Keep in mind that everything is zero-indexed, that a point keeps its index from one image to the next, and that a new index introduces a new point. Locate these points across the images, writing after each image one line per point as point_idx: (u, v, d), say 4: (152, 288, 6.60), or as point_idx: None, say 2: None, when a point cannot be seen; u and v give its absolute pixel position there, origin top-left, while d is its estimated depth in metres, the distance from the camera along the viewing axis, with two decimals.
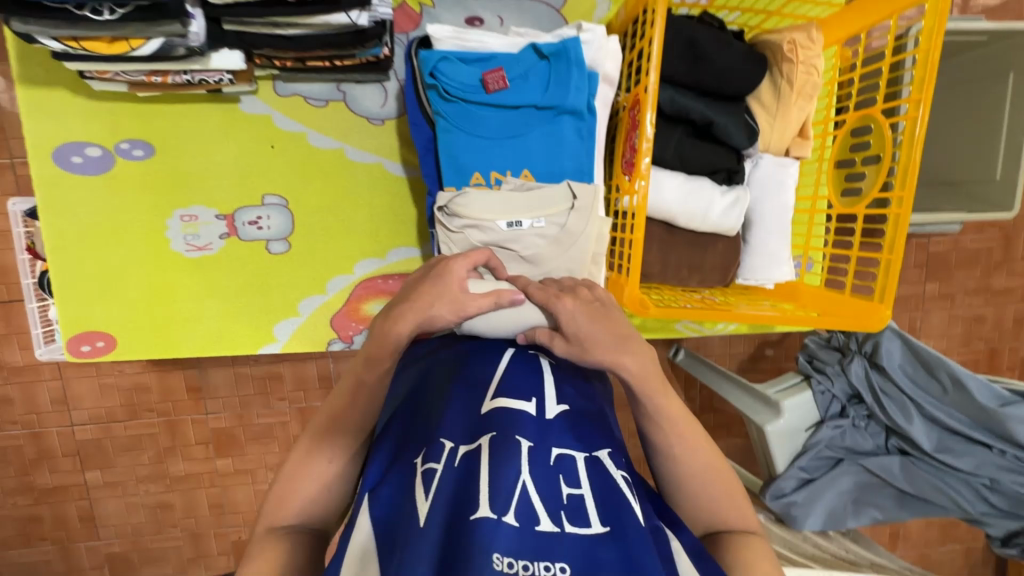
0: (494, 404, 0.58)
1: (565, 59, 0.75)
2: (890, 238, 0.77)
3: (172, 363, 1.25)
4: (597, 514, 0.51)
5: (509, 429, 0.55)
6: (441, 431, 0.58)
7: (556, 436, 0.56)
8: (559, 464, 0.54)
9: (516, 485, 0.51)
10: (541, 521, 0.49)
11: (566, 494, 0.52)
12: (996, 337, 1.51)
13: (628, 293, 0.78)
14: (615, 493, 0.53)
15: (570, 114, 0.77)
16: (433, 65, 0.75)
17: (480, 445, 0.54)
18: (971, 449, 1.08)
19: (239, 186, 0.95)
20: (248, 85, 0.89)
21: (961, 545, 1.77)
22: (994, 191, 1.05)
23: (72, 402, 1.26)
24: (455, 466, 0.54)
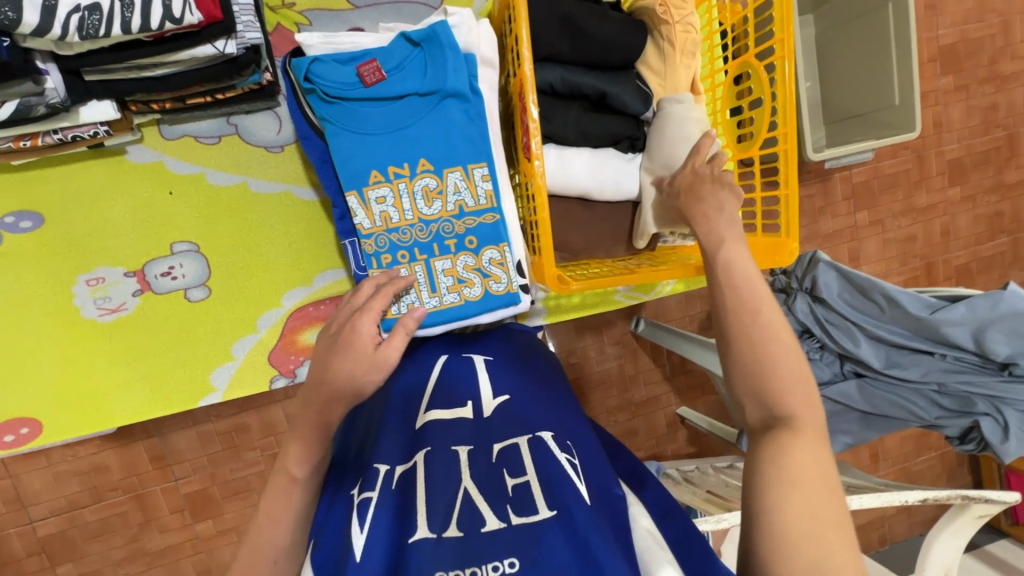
0: (427, 418, 0.60)
1: (437, 44, 0.74)
2: (784, 173, 0.80)
3: (130, 436, 1.19)
4: (543, 499, 0.50)
5: (444, 441, 0.56)
6: (376, 458, 0.58)
7: (496, 433, 0.57)
8: (502, 459, 0.55)
9: (455, 495, 0.51)
10: (487, 520, 0.49)
11: (510, 486, 0.52)
12: (928, 252, 1.59)
13: (546, 272, 0.78)
14: (557, 475, 0.52)
15: (454, 97, 0.76)
16: (306, 70, 0.74)
17: (415, 462, 0.55)
18: (917, 359, 1.12)
19: (144, 239, 0.91)
20: (129, 133, 0.85)
21: (936, 453, 1.86)
22: (895, 115, 1.11)
23: (28, 499, 1.19)
24: (391, 488, 0.54)
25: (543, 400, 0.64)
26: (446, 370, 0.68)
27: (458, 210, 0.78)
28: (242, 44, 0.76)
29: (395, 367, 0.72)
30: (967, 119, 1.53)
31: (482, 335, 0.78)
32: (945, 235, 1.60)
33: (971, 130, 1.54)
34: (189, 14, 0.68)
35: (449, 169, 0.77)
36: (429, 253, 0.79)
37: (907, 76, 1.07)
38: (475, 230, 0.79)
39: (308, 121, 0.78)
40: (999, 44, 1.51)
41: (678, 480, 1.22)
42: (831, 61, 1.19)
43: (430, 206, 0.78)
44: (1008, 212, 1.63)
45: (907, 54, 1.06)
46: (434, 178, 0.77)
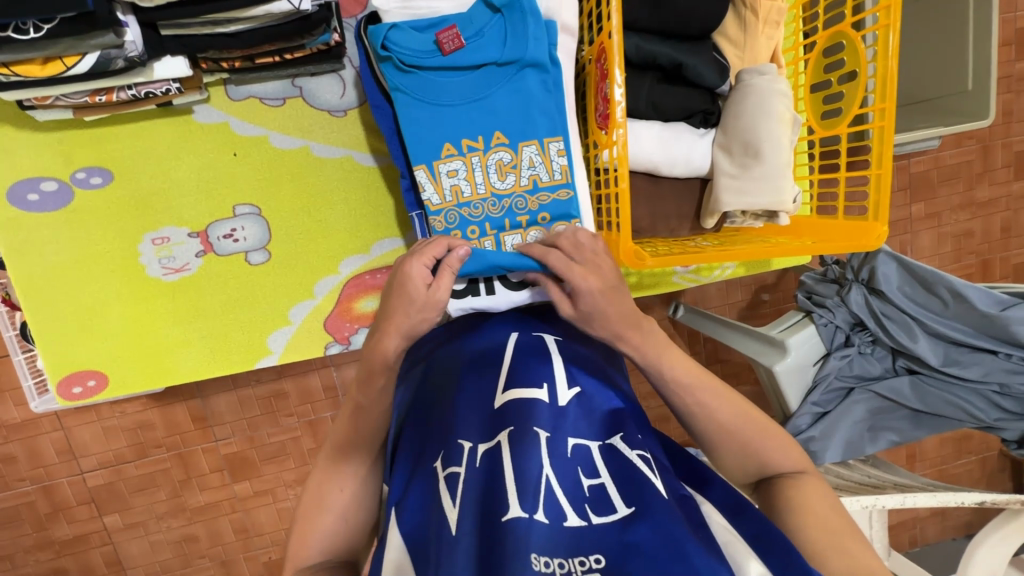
0: (506, 397, 0.58)
1: (519, 11, 0.72)
2: (876, 152, 0.74)
3: (173, 396, 1.22)
4: (620, 497, 0.50)
5: (526, 421, 0.55)
6: (456, 432, 0.58)
7: (571, 426, 0.56)
8: (575, 456, 0.54)
9: (539, 480, 0.51)
10: (568, 516, 0.49)
11: (587, 486, 0.51)
12: (986, 249, 1.52)
13: (622, 248, 0.76)
14: (634, 473, 0.52)
15: (532, 67, 0.74)
16: (384, 37, 0.72)
17: (499, 441, 0.54)
18: (979, 358, 1.08)
19: (206, 201, 0.91)
20: (198, 93, 0.85)
21: (975, 457, 1.79)
22: (968, 102, 1.04)
23: (78, 450, 1.23)
24: (476, 465, 0.53)
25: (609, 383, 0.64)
26: (520, 350, 0.66)
27: (532, 185, 0.77)
28: (317, 1, 0.75)
29: (459, 340, 0.72)
30: None
31: (540, 311, 0.77)
32: (1005, 231, 1.51)
33: None
34: None
35: (524, 142, 0.75)
36: (500, 228, 0.78)
37: (987, 61, 1.00)
38: (548, 207, 0.77)
39: (377, 83, 0.77)
40: None
41: None
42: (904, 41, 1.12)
43: (503, 180, 0.77)
44: None
45: (987, 34, 0.98)
46: (509, 152, 0.75)
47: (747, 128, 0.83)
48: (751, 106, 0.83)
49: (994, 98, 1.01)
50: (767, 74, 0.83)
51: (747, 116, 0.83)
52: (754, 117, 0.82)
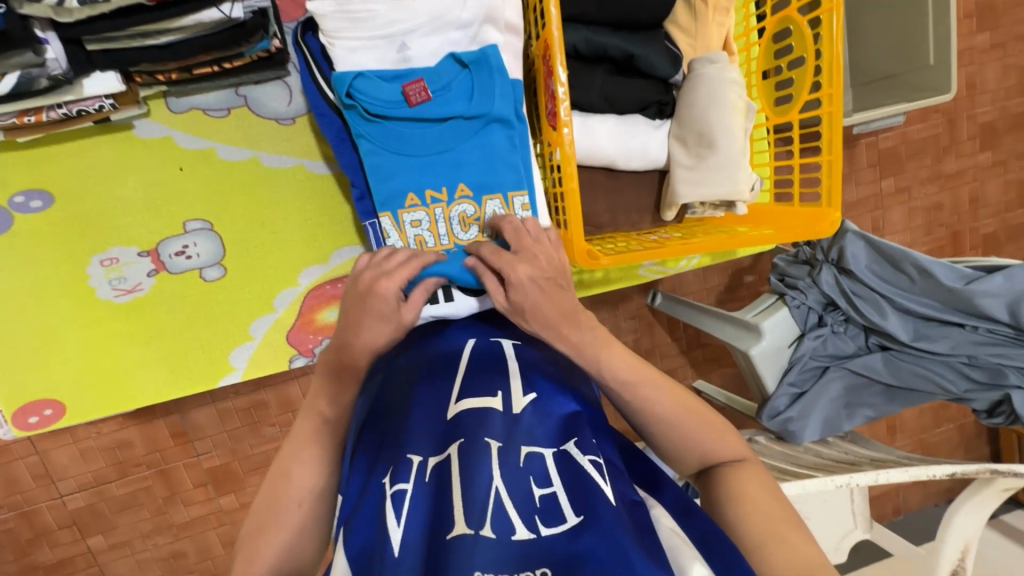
0: (459, 408, 0.57)
1: (486, 68, 0.73)
2: (826, 138, 0.75)
3: (152, 413, 1.19)
4: (570, 507, 0.50)
5: (476, 432, 0.54)
6: (407, 447, 0.56)
7: (525, 433, 0.55)
8: (529, 465, 0.52)
9: (487, 493, 0.50)
10: (517, 529, 0.48)
11: (538, 495, 0.50)
12: (956, 221, 1.53)
13: (575, 247, 0.75)
14: (585, 479, 0.51)
15: (498, 122, 0.75)
16: (349, 84, 0.71)
17: (449, 455, 0.53)
18: (948, 332, 1.08)
19: (156, 217, 0.89)
20: (135, 107, 0.81)
21: (954, 424, 1.83)
22: (931, 76, 1.05)
23: (55, 474, 1.20)
24: (425, 481, 0.53)
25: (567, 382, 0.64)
26: (476, 356, 0.65)
27: None
28: (248, 8, 0.72)
29: (416, 347, 0.70)
30: (1002, 80, 1.44)
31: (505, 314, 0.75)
32: (974, 202, 1.53)
33: (1007, 91, 1.46)
34: None
35: (489, 198, 0.76)
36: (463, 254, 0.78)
37: (946, 36, 1.00)
38: None
39: (318, 87, 0.75)
40: None
41: None
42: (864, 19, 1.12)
43: (467, 231, 0.77)
44: None
45: (946, 10, 0.99)
46: (473, 204, 0.76)
47: (700, 117, 0.82)
48: (703, 96, 0.82)
49: (955, 72, 1.02)
50: (718, 62, 0.82)
51: (700, 105, 0.82)
52: (707, 106, 0.81)
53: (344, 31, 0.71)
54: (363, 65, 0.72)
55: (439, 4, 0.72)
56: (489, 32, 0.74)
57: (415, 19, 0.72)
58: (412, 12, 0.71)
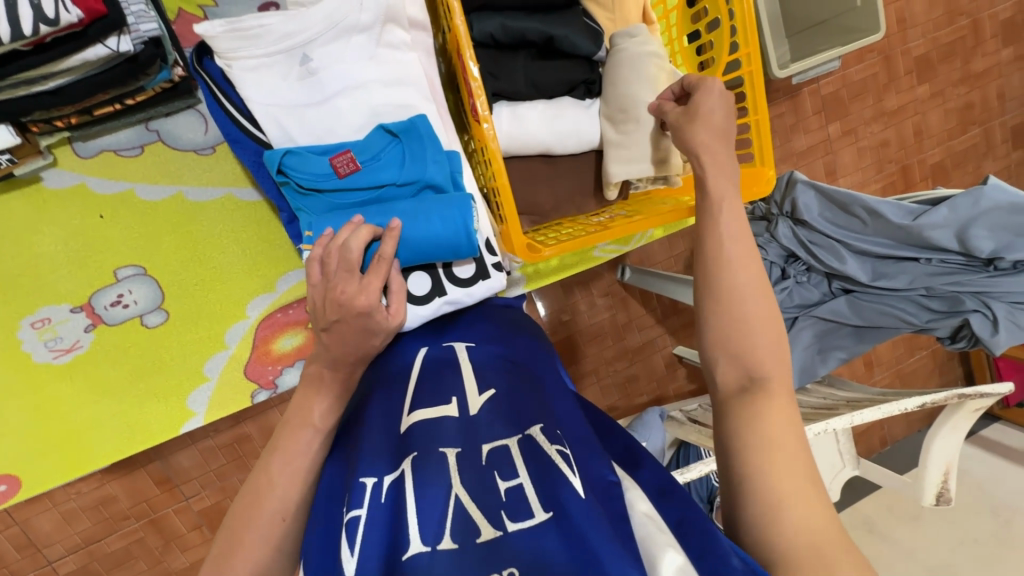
0: (411, 419, 0.56)
1: (416, 135, 0.71)
2: (752, 99, 0.74)
3: (129, 464, 1.07)
4: (538, 501, 0.48)
5: (431, 444, 0.52)
6: (360, 469, 0.53)
7: (484, 432, 0.53)
8: (491, 461, 0.51)
9: (447, 502, 0.48)
10: (481, 530, 0.47)
11: (503, 490, 0.49)
12: (903, 155, 1.56)
13: (516, 240, 0.75)
14: (550, 470, 0.49)
15: (433, 189, 0.72)
16: (279, 162, 0.68)
17: (403, 471, 0.51)
18: (903, 267, 1.10)
19: (82, 270, 0.84)
20: (39, 158, 0.78)
21: (926, 351, 1.89)
22: (859, 18, 1.08)
23: (40, 542, 1.07)
24: (382, 502, 0.50)
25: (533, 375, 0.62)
26: (428, 364, 0.63)
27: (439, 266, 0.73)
28: (138, 39, 0.68)
29: (372, 364, 0.68)
30: (929, 11, 1.46)
31: (467, 319, 0.74)
32: (918, 134, 1.56)
33: (935, 22, 1.48)
34: (65, 12, 0.59)
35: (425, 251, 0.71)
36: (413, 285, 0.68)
37: None
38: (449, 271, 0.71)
39: (226, 113, 0.72)
40: None
41: (682, 421, 1.17)
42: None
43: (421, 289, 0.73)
44: (978, 102, 1.59)
45: None
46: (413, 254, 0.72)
47: (628, 92, 0.81)
48: (628, 70, 0.80)
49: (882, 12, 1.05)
50: (639, 35, 0.81)
51: (627, 80, 0.81)
52: (634, 78, 0.80)
53: (238, 50, 0.68)
54: (266, 82, 0.69)
55: (335, 8, 0.68)
56: (393, 31, 0.72)
57: (312, 28, 0.68)
58: (309, 22, 0.68)
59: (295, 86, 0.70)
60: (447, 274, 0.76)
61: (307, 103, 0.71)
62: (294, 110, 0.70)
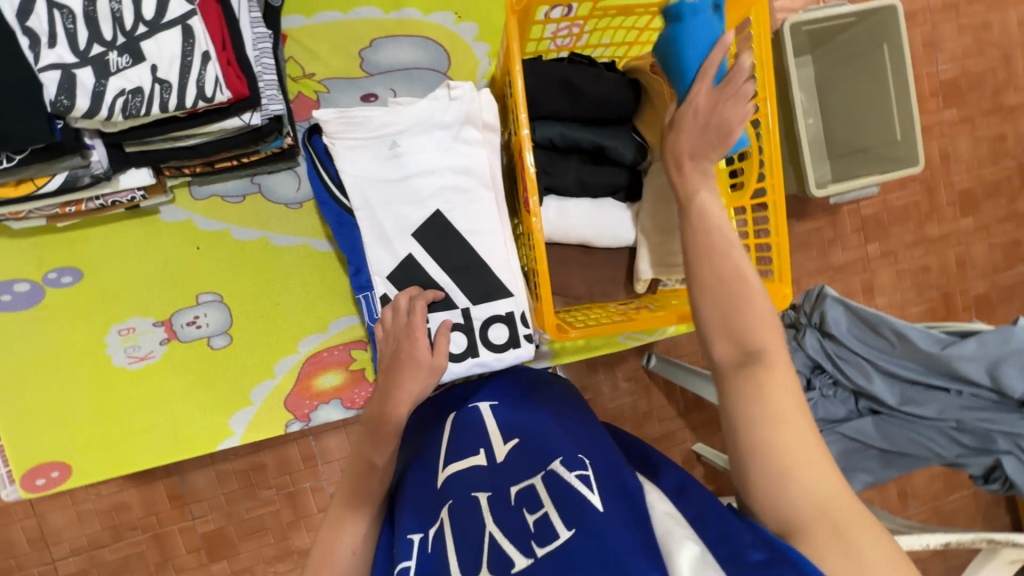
0: (447, 473, 0.64)
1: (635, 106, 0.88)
2: (774, 221, 0.83)
3: (151, 474, 1.15)
4: (562, 522, 0.51)
5: (466, 489, 0.60)
6: (404, 529, 0.62)
7: (510, 476, 0.60)
8: (520, 500, 0.56)
9: (483, 539, 0.54)
10: (515, 560, 0.51)
11: (532, 522, 0.53)
12: (945, 281, 1.58)
13: (546, 320, 0.84)
14: (571, 494, 0.53)
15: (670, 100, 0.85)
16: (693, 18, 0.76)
17: (442, 521, 0.59)
18: (933, 395, 1.11)
19: (170, 289, 0.97)
20: (163, 195, 0.93)
21: (967, 490, 1.79)
22: (900, 149, 1.16)
23: (51, 538, 1.14)
24: (427, 553, 0.58)
25: (556, 417, 0.67)
26: (460, 418, 0.71)
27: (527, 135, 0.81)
28: (266, 115, 0.83)
29: (417, 435, 0.75)
30: (975, 150, 1.55)
31: (492, 379, 0.81)
32: (960, 265, 1.59)
33: (980, 160, 1.56)
34: (220, 93, 0.74)
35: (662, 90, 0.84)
36: None
37: (909, 117, 1.14)
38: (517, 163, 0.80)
39: (323, 182, 0.85)
40: (1002, 78, 1.54)
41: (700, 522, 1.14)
42: (834, 93, 1.25)
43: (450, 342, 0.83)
44: None
45: (908, 101, 1.13)
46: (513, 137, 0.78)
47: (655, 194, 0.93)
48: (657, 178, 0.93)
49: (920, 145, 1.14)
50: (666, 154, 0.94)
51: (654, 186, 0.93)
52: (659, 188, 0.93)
53: (343, 133, 0.82)
54: (359, 160, 0.82)
55: (426, 110, 0.83)
56: (469, 131, 0.84)
57: (404, 122, 0.82)
58: (402, 117, 0.82)
59: (381, 164, 0.83)
60: (482, 337, 0.84)
61: (388, 179, 0.83)
62: (377, 184, 0.83)
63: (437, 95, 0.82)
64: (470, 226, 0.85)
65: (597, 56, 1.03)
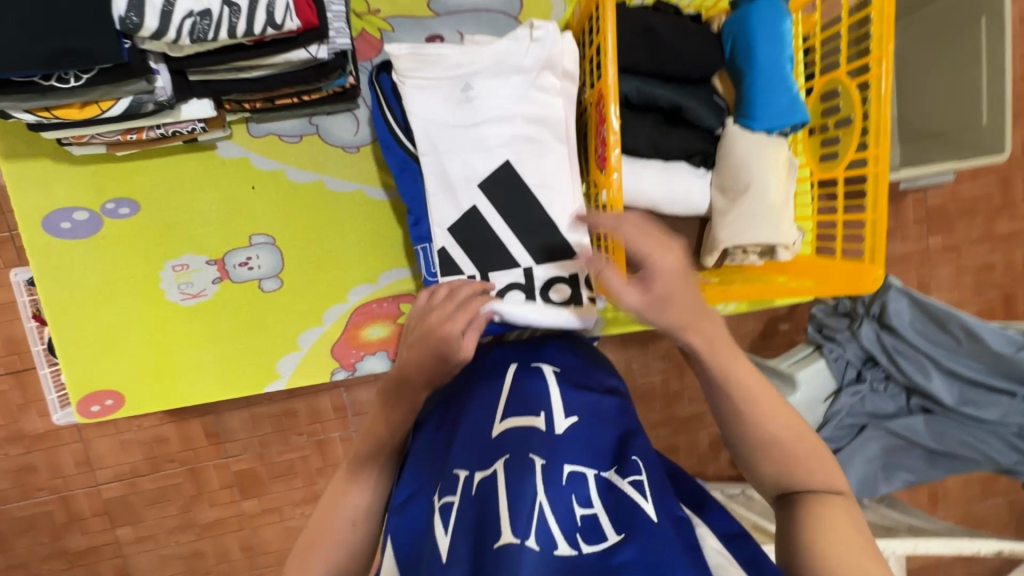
0: (504, 426, 0.60)
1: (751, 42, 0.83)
2: (873, 196, 0.76)
3: (188, 412, 1.16)
4: (610, 526, 0.50)
5: (522, 449, 0.56)
6: (452, 462, 0.59)
7: (567, 452, 0.55)
8: (571, 482, 0.53)
9: (533, 505, 0.51)
10: (559, 544, 0.49)
11: (579, 514, 0.51)
12: (1010, 282, 1.48)
13: (617, 285, 0.79)
14: (626, 502, 0.52)
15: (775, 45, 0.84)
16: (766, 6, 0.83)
17: (496, 469, 0.55)
18: (996, 399, 1.03)
19: (226, 229, 0.96)
20: (221, 130, 0.90)
21: (1003, 499, 1.71)
22: (984, 138, 1.03)
23: (95, 463, 1.18)
24: (472, 493, 0.54)
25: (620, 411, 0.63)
26: (521, 379, 0.66)
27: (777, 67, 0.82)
28: (332, 49, 0.80)
29: (466, 369, 0.72)
30: None
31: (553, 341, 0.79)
32: None
33: None
34: (289, 20, 0.71)
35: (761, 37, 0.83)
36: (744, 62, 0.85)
37: (999, 100, 1.00)
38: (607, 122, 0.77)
39: (388, 127, 0.82)
40: None
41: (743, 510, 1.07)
42: (919, 73, 1.12)
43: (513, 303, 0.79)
44: None
45: (1000, 83, 0.99)
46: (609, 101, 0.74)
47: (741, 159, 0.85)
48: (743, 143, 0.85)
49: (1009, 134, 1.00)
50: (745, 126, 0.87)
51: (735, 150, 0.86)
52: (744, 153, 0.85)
53: (415, 71, 0.78)
54: (429, 103, 0.78)
55: (504, 52, 0.78)
56: (547, 77, 0.79)
57: (480, 63, 0.78)
58: (478, 58, 0.78)
59: (452, 107, 0.78)
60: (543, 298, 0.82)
61: (459, 124, 0.79)
62: (447, 128, 0.79)
63: (519, 33, 0.78)
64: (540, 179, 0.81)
65: (684, 5, 0.95)
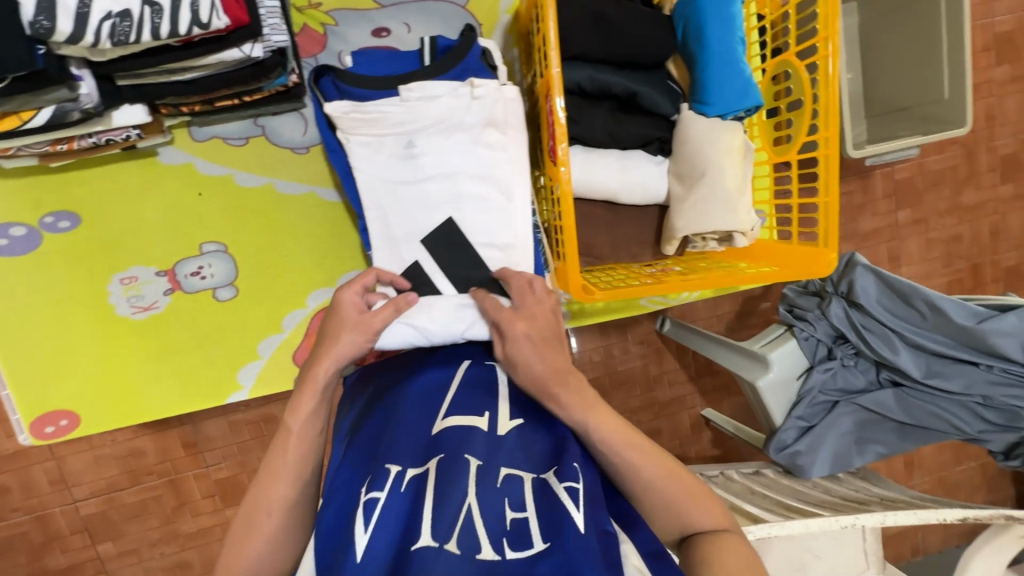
0: (444, 424, 0.58)
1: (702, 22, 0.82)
2: (823, 179, 0.76)
3: (159, 424, 1.14)
4: (540, 533, 0.48)
5: (458, 448, 0.55)
6: (387, 458, 0.56)
7: (505, 455, 0.55)
8: (506, 486, 0.52)
9: (458, 513, 0.49)
10: (483, 549, 0.47)
11: (510, 517, 0.49)
12: (976, 252, 1.50)
13: (571, 279, 0.78)
14: (556, 505, 0.50)
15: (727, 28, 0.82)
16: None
17: (428, 468, 0.54)
18: (961, 370, 1.04)
19: (176, 239, 0.93)
20: (161, 136, 0.87)
21: (974, 462, 1.76)
22: (948, 110, 1.05)
23: (70, 479, 1.14)
24: (401, 491, 0.53)
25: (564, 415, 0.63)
26: (469, 375, 0.66)
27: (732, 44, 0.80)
28: (268, 47, 0.76)
29: (413, 368, 0.70)
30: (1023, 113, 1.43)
31: None
32: (994, 234, 1.50)
33: None
34: (216, 18, 0.67)
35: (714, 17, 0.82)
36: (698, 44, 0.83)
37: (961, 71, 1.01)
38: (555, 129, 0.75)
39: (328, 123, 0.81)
40: None
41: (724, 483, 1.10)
42: (877, 47, 1.11)
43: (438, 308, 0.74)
44: None
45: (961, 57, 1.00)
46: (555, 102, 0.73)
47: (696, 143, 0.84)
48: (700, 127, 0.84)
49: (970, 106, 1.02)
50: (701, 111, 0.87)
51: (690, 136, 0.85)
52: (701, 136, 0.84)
53: (357, 130, 0.79)
54: (373, 161, 0.80)
55: (447, 112, 0.79)
56: (490, 133, 0.81)
57: (421, 123, 0.79)
58: (419, 119, 0.79)
59: (396, 164, 0.80)
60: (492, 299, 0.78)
61: (402, 182, 0.80)
62: (391, 188, 0.80)
63: (458, 91, 0.79)
64: (482, 238, 0.80)
65: None
